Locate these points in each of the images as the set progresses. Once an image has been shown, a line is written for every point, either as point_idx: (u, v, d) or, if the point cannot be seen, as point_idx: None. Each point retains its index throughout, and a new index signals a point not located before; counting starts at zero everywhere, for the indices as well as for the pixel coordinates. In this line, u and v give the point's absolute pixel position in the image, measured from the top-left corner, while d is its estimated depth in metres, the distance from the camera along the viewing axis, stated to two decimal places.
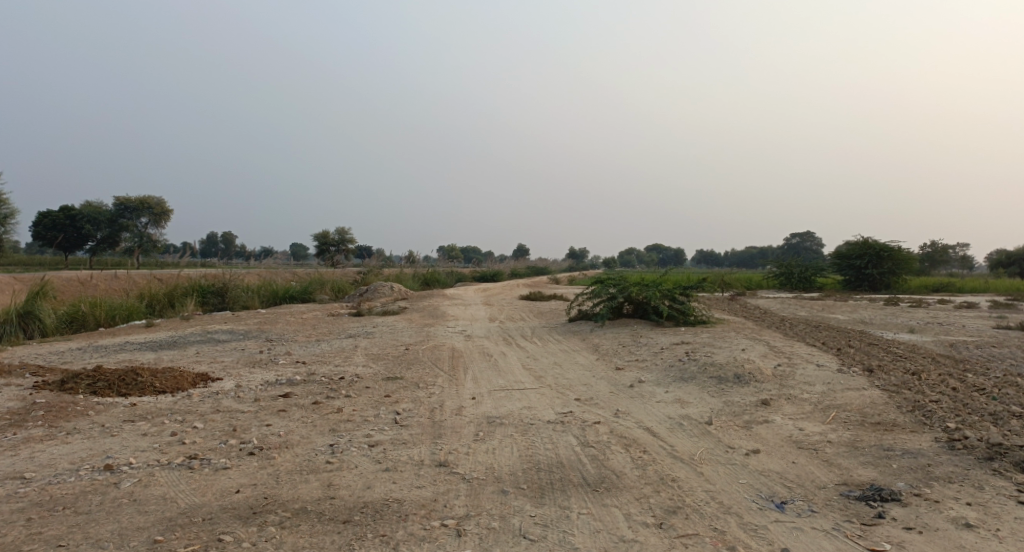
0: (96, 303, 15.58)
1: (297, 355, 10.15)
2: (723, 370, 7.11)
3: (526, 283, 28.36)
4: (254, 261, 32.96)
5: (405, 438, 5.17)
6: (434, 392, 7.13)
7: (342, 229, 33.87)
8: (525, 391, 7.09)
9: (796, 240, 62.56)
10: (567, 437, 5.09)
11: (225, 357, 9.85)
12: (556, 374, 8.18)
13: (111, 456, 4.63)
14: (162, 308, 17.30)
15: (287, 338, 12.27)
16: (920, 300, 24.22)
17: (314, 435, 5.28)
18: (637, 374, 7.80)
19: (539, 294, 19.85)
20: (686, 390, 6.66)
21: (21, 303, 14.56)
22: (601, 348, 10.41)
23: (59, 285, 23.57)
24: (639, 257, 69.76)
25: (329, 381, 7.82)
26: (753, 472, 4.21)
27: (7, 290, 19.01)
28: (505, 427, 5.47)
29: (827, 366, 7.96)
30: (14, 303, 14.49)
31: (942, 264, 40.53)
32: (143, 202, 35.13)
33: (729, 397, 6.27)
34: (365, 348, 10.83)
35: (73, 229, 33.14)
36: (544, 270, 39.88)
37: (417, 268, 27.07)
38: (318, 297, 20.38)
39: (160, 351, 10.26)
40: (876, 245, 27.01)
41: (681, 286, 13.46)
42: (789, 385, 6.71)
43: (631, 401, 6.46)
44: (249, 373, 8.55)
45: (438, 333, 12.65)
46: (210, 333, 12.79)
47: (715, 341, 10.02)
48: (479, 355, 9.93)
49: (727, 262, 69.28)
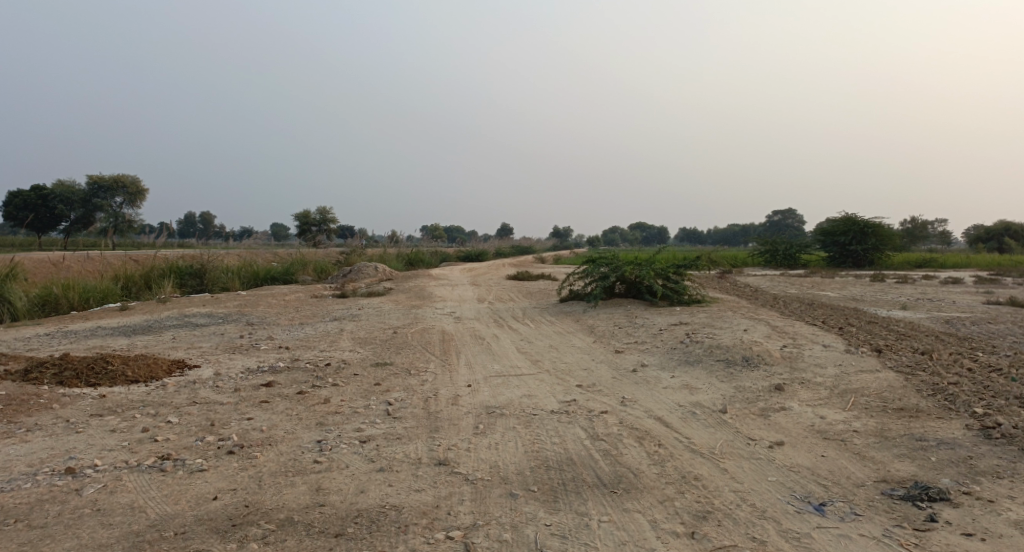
0: (69, 286, 14.97)
1: (280, 339, 9.69)
2: (730, 352, 6.76)
3: (512, 263, 27.96)
4: (233, 241, 32.24)
5: (399, 432, 4.78)
6: (427, 379, 6.74)
7: (323, 208, 33.21)
8: (523, 378, 6.72)
9: (779, 217, 62.51)
10: (575, 429, 4.73)
11: (204, 342, 9.38)
12: (553, 358, 7.81)
13: (74, 457, 4.19)
14: (138, 290, 16.71)
15: (268, 321, 11.79)
16: (905, 276, 24.13)
17: (299, 429, 4.87)
18: (638, 357, 7.45)
19: (527, 273, 19.45)
20: (693, 375, 6.31)
21: None
22: (596, 330, 10.05)
23: (31, 267, 22.79)
24: (623, 236, 69.53)
25: (314, 368, 7.39)
26: (782, 467, 3.88)
27: None
28: (507, 419, 5.10)
29: (834, 346, 7.64)
30: None
31: (922, 241, 40.68)
32: (118, 180, 34.38)
33: (740, 382, 5.94)
34: (351, 331, 10.40)
35: (45, 210, 32.21)
36: (529, 249, 39.44)
37: (401, 248, 26.55)
38: (300, 278, 19.85)
39: (134, 336, 9.75)
40: (859, 221, 26.89)
41: (675, 265, 13.12)
42: (801, 368, 6.38)
43: (637, 387, 6.11)
44: (228, 360, 8.09)
45: (426, 315, 12.24)
46: (187, 316, 12.28)
47: (714, 321, 9.69)
48: (471, 338, 9.53)
49: (710, 240, 69.33)
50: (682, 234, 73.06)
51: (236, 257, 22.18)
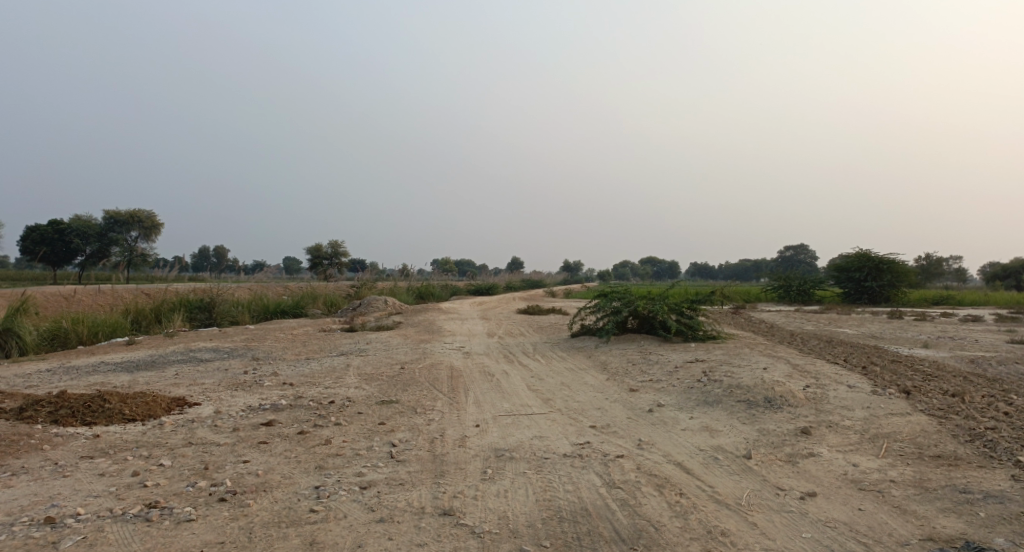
0: (78, 319, 14.85)
1: (285, 375, 9.44)
2: (751, 393, 6.45)
3: (523, 297, 27.69)
4: (245, 275, 32.24)
5: (403, 477, 4.49)
6: (433, 418, 6.46)
7: (334, 242, 33.25)
8: (534, 417, 6.43)
9: (790, 252, 62.12)
10: (590, 475, 4.44)
11: (206, 378, 9.14)
12: (565, 396, 7.51)
13: (56, 504, 3.94)
14: (148, 324, 16.57)
15: (274, 356, 11.56)
16: (923, 312, 23.66)
17: (297, 473, 4.60)
18: (654, 397, 7.13)
19: (537, 307, 19.18)
20: (712, 416, 6.00)
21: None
22: (609, 367, 9.74)
23: (42, 300, 22.77)
24: (634, 271, 69.22)
25: (317, 406, 7.13)
26: (816, 522, 3.58)
27: None
28: (517, 463, 4.81)
29: (860, 387, 7.30)
30: None
31: (937, 277, 40.15)
32: (134, 214, 34.66)
33: (764, 425, 5.62)
34: (358, 367, 10.14)
35: (61, 243, 32.42)
36: (539, 283, 39.20)
37: (412, 282, 26.37)
38: (310, 312, 19.67)
39: (136, 372, 9.54)
40: (875, 257, 26.53)
41: (689, 300, 12.83)
42: (827, 410, 6.06)
43: (654, 429, 5.81)
44: (230, 397, 7.84)
45: (435, 350, 11.97)
46: (193, 350, 12.07)
47: (732, 359, 9.36)
48: (480, 375, 9.24)
49: (721, 276, 68.86)
50: (693, 269, 72.58)
51: (246, 291, 22.06)
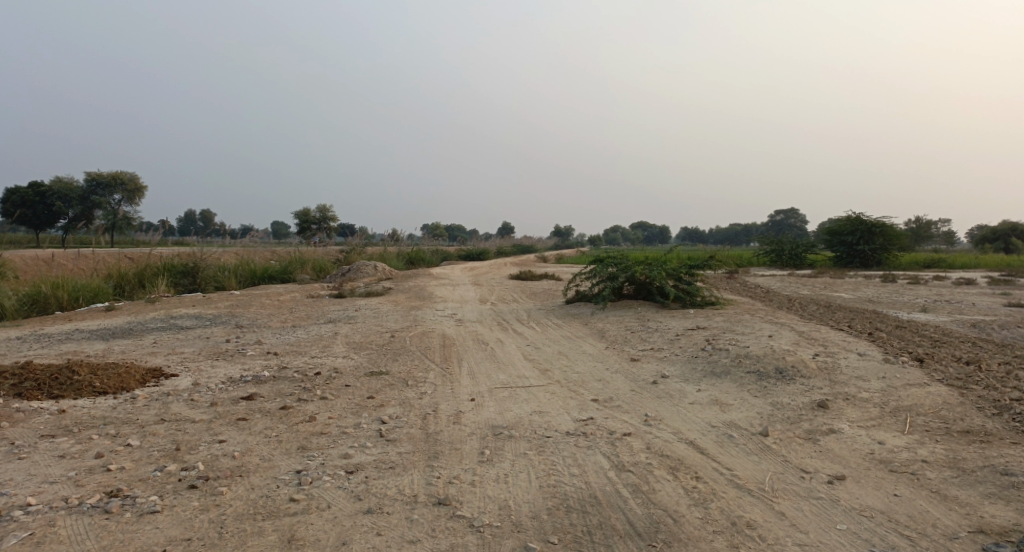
0: (59, 284, 14.33)
1: (269, 344, 9.02)
2: (761, 363, 6.10)
3: (514, 262, 27.27)
4: (232, 239, 31.60)
5: (393, 459, 4.13)
6: (426, 391, 6.09)
7: (323, 206, 32.65)
8: (532, 390, 6.06)
9: (780, 217, 61.73)
10: (598, 457, 4.08)
11: (186, 348, 8.71)
12: (564, 367, 7.14)
13: (6, 493, 3.57)
14: (132, 289, 16.08)
15: (259, 324, 11.12)
16: (916, 276, 23.46)
17: (277, 455, 4.23)
18: (658, 367, 6.78)
19: (530, 273, 18.78)
20: (721, 389, 5.65)
21: None
22: (607, 334, 9.38)
23: (21, 266, 22.14)
24: (624, 235, 68.84)
25: (302, 377, 6.74)
26: (849, 511, 3.27)
27: None
28: (517, 442, 4.45)
29: (871, 355, 6.97)
30: None
31: (927, 241, 40.01)
32: (116, 177, 33.75)
33: (778, 398, 5.28)
34: (346, 335, 9.74)
35: (43, 207, 31.56)
36: (530, 248, 38.76)
37: (401, 247, 25.88)
38: (299, 277, 19.20)
39: (112, 340, 9.11)
40: (867, 220, 26.22)
41: (687, 265, 12.46)
42: (842, 381, 5.72)
43: (660, 403, 5.46)
44: (210, 368, 7.44)
45: (426, 317, 11.58)
46: (175, 318, 11.61)
47: (735, 326, 9.01)
48: (474, 343, 8.86)
49: (712, 239, 68.69)
50: (683, 233, 72.33)
51: (233, 255, 21.52)
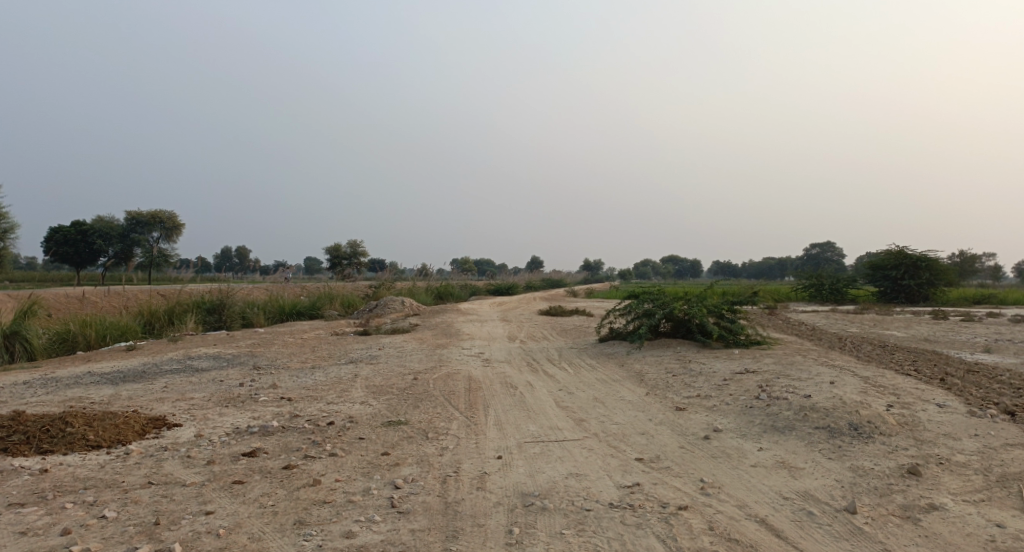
0: (87, 322, 14.01)
1: (283, 388, 8.44)
2: (830, 418, 5.34)
3: (544, 297, 26.68)
4: (264, 275, 31.51)
5: (403, 540, 3.50)
6: (448, 446, 5.43)
7: (352, 242, 32.68)
8: (567, 446, 5.36)
9: (817, 251, 60.22)
10: (652, 542, 3.40)
11: (197, 392, 8.19)
12: (601, 417, 6.42)
13: None
14: (161, 327, 15.74)
15: (278, 365, 10.60)
16: (968, 313, 22.21)
17: (269, 532, 3.61)
18: (709, 419, 6.04)
19: (560, 308, 18.10)
20: (787, 449, 4.90)
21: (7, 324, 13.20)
22: (647, 378, 8.64)
23: (54, 303, 22.11)
24: (655, 270, 67.81)
25: (313, 428, 6.12)
26: None
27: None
28: (552, 515, 3.77)
29: (952, 408, 6.15)
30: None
31: (972, 274, 38.34)
32: (155, 215, 34.04)
33: (857, 463, 4.52)
34: (367, 377, 9.13)
35: (84, 245, 31.78)
36: (560, 283, 38.11)
37: (430, 282, 25.43)
38: (326, 313, 18.76)
39: (121, 384, 8.61)
40: (912, 254, 25.10)
41: (730, 301, 11.66)
42: (929, 442, 4.94)
43: (718, 465, 4.72)
44: (217, 416, 6.86)
45: (451, 356, 10.95)
46: (194, 358, 11.16)
47: (789, 370, 8.21)
48: (501, 387, 8.17)
49: (746, 273, 67.33)
50: (715, 267, 71.06)
51: (262, 291, 21.17)
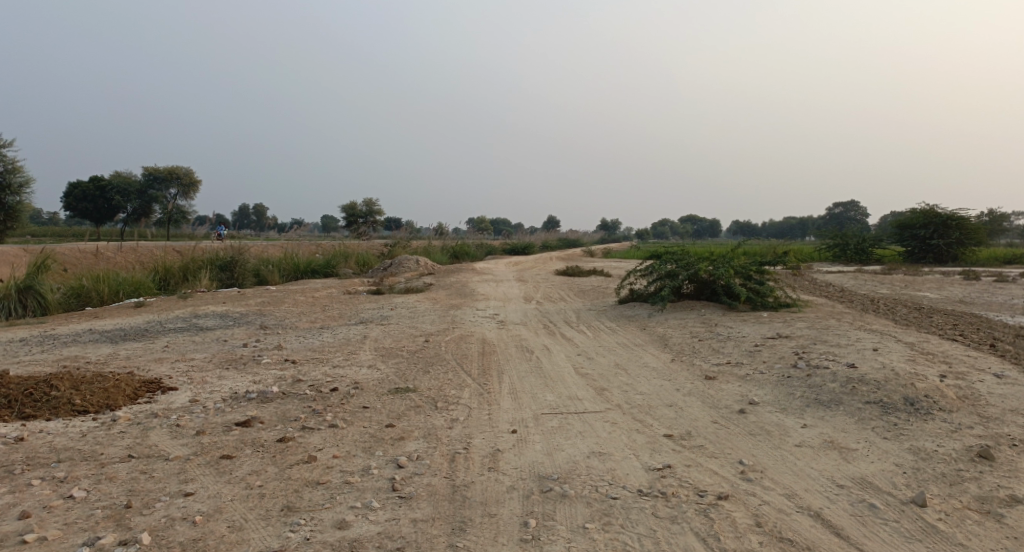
0: (100, 277, 13.66)
1: (288, 350, 8.02)
2: (882, 392, 4.83)
3: (561, 256, 26.11)
4: (281, 232, 31.16)
5: (403, 533, 3.08)
6: (458, 418, 4.97)
7: (369, 200, 32.13)
8: (589, 420, 4.88)
9: (840, 210, 58.88)
10: (690, 543, 2.95)
11: (198, 353, 7.79)
12: (625, 386, 5.93)
13: None
14: (175, 284, 15.38)
15: (285, 324, 10.19)
16: (999, 273, 21.37)
17: (252, 522, 3.18)
18: (744, 390, 5.53)
19: (578, 268, 17.54)
20: (837, 427, 4.41)
21: (20, 278, 12.88)
22: (672, 343, 8.12)
23: (69, 257, 21.89)
24: (673, 230, 66.72)
25: (315, 395, 5.68)
26: None
27: (12, 265, 17.40)
28: (573, 504, 3.31)
29: (1012, 379, 5.59)
30: (12, 277, 12.82)
31: (1002, 234, 37.10)
32: (172, 171, 33.72)
33: (919, 447, 4.01)
34: (376, 339, 8.70)
35: (103, 201, 31.48)
36: (576, 243, 37.34)
37: (446, 240, 24.93)
38: (341, 272, 18.32)
39: (121, 343, 8.24)
40: (941, 213, 24.18)
41: (758, 262, 11.05)
42: (998, 420, 4.41)
43: (759, 445, 4.23)
44: (215, 379, 6.44)
45: (465, 317, 10.48)
46: (202, 316, 10.80)
47: (826, 335, 7.64)
48: (517, 352, 7.69)
49: (766, 234, 66.10)
50: (734, 227, 69.78)
51: (276, 249, 20.74)
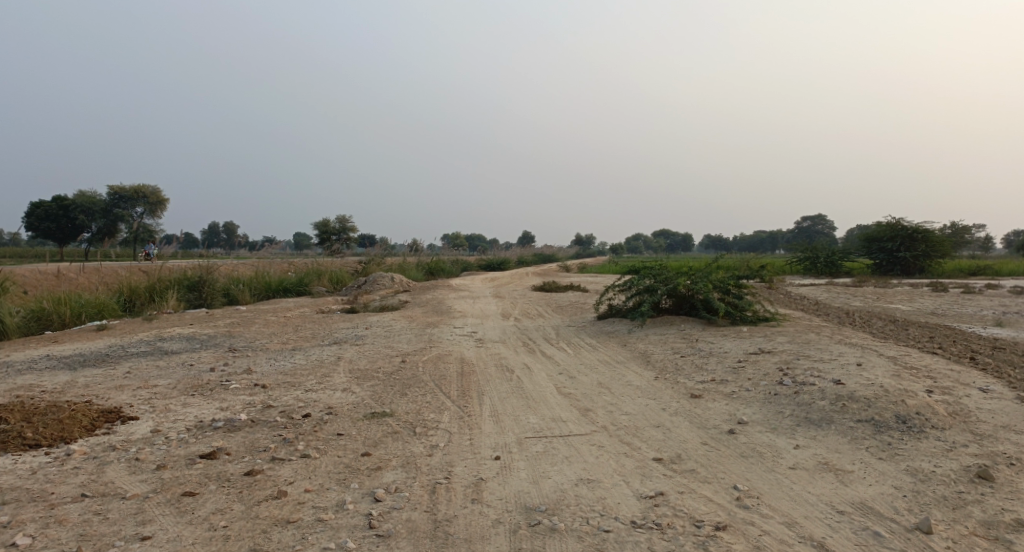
0: (61, 299, 13.17)
1: (258, 374, 7.71)
2: (874, 409, 4.72)
3: (536, 272, 25.97)
4: (252, 250, 30.62)
5: None
6: (437, 444, 4.74)
7: (343, 217, 31.78)
8: (574, 443, 4.68)
9: (808, 224, 59.76)
10: None
11: (162, 378, 7.45)
12: (609, 406, 5.74)
13: None
14: (141, 305, 14.89)
15: (255, 346, 9.85)
16: (966, 284, 21.70)
17: None
18: (732, 408, 5.38)
19: (554, 283, 17.39)
20: (830, 448, 4.27)
21: None
22: (654, 360, 7.97)
23: (29, 279, 21.18)
24: (646, 244, 67.11)
25: (286, 422, 5.41)
26: None
27: None
28: (564, 540, 3.13)
29: (998, 393, 5.52)
30: None
31: (965, 247, 37.77)
32: (139, 190, 33.10)
33: (916, 467, 3.88)
34: (350, 360, 8.42)
35: (67, 220, 30.71)
36: (551, 258, 37.21)
37: (421, 257, 24.66)
38: (314, 290, 17.95)
39: (79, 370, 7.85)
40: (907, 226, 24.54)
41: (735, 276, 10.98)
42: (992, 437, 4.30)
43: (752, 468, 4.07)
44: (180, 407, 6.13)
45: (442, 336, 10.25)
46: (168, 338, 10.41)
47: (809, 350, 7.55)
48: (496, 371, 7.48)
49: (737, 247, 66.80)
50: (705, 241, 70.39)
51: (247, 268, 20.27)
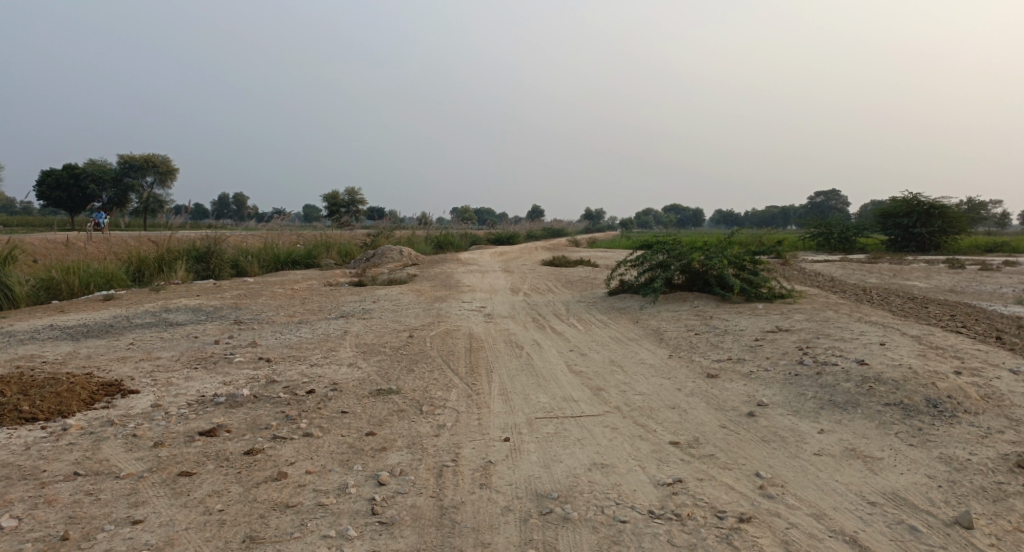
0: (70, 269, 13.06)
1: (262, 347, 7.55)
2: (902, 393, 4.49)
3: (545, 246, 25.66)
4: (261, 221, 30.49)
5: None
6: (445, 424, 4.56)
7: (352, 189, 31.59)
8: (587, 425, 4.49)
9: (821, 199, 59.03)
10: None
11: (166, 351, 7.30)
12: (622, 385, 5.54)
13: None
14: (150, 275, 14.76)
15: (261, 319, 9.69)
16: (983, 262, 21.30)
17: None
18: (751, 390, 5.16)
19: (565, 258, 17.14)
20: (858, 433, 4.06)
21: None
22: (668, 337, 7.75)
23: (38, 248, 21.11)
24: (657, 219, 66.59)
25: (289, 399, 5.24)
26: None
27: None
28: (578, 531, 2.96)
29: None
30: None
31: (981, 224, 37.15)
32: (149, 160, 33.05)
33: (951, 456, 3.67)
34: (357, 335, 8.24)
35: (77, 189, 30.64)
36: (560, 232, 36.91)
37: (430, 230, 24.45)
38: (323, 262, 17.79)
39: (82, 342, 7.70)
40: (924, 202, 23.99)
41: (751, 252, 10.70)
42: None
43: (776, 453, 3.86)
44: (182, 381, 5.97)
45: (450, 310, 10.05)
46: (174, 310, 10.27)
47: (828, 328, 7.30)
48: (506, 347, 7.29)
49: (748, 223, 66.16)
50: (716, 217, 69.75)
51: (256, 238, 20.10)
